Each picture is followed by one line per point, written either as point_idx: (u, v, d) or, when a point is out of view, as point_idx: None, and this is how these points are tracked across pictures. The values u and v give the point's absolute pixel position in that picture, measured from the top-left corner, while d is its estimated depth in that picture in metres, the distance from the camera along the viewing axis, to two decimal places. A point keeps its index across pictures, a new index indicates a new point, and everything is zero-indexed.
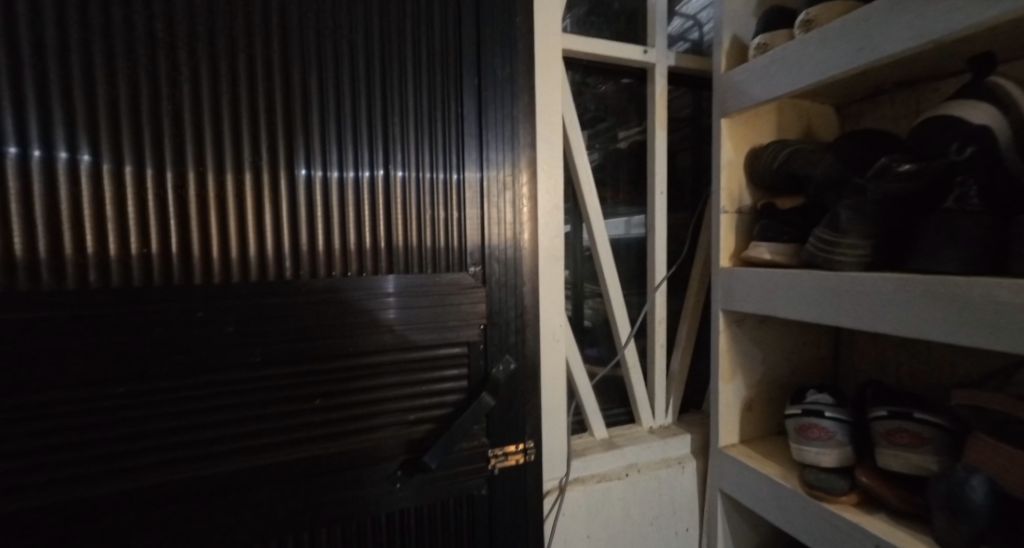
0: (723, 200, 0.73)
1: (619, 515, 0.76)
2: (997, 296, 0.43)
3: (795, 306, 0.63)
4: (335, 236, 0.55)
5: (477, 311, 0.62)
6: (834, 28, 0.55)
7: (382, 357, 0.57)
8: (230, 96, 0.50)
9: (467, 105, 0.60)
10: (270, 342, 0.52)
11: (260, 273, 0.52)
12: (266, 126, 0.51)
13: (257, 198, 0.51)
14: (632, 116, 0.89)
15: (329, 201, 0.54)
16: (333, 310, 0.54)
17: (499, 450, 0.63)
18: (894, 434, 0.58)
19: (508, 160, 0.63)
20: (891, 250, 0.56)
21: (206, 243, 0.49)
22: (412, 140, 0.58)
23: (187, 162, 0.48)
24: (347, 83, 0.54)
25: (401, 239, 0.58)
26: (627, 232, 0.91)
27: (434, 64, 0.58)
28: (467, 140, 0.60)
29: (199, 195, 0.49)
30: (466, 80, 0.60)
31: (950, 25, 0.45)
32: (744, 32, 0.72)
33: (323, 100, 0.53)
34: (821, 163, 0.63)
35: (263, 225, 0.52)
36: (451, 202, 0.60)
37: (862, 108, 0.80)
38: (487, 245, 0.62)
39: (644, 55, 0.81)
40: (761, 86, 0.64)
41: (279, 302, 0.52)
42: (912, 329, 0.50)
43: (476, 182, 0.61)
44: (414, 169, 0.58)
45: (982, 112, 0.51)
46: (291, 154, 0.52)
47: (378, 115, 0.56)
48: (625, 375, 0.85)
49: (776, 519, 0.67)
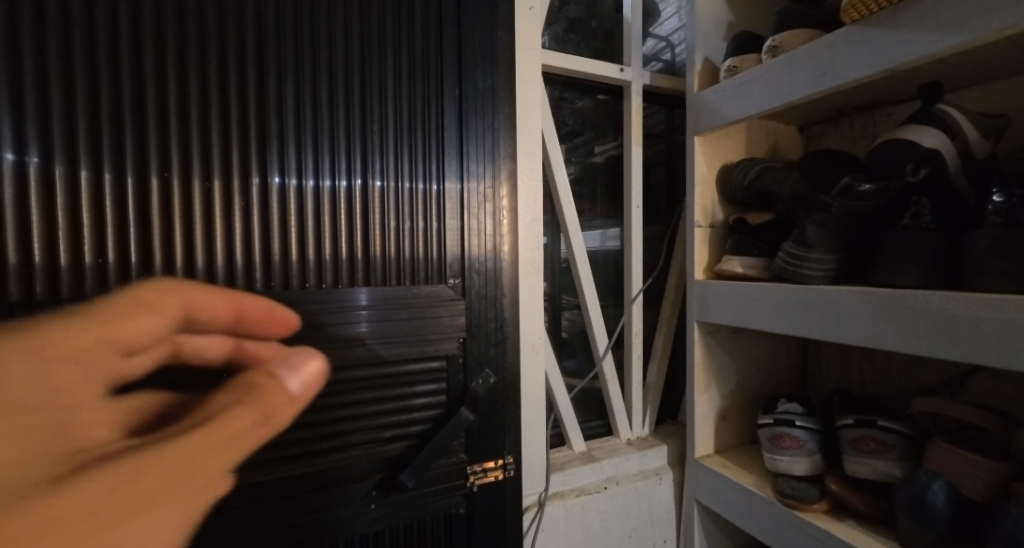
0: (697, 215, 0.75)
1: (597, 529, 0.75)
2: (953, 308, 0.46)
3: (766, 318, 0.65)
4: (309, 244, 0.53)
5: (456, 324, 0.61)
6: (800, 53, 0.58)
7: (357, 371, 0.55)
8: (198, 101, 0.48)
9: (447, 116, 0.60)
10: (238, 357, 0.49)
11: (229, 284, 0.49)
12: (237, 132, 0.50)
13: (226, 206, 0.49)
14: (609, 131, 0.91)
15: (303, 202, 0.53)
16: (306, 323, 0.52)
17: (477, 466, 0.62)
18: (861, 441, 0.60)
19: (488, 171, 0.63)
20: (855, 262, 0.59)
21: (169, 253, 0.47)
22: (392, 151, 0.57)
23: (151, 167, 0.46)
24: (325, 90, 0.53)
25: (379, 250, 0.57)
26: (602, 244, 0.92)
27: (415, 75, 0.58)
28: (447, 151, 0.60)
29: (163, 203, 0.47)
30: (446, 91, 0.60)
31: (905, 54, 0.48)
32: (715, 54, 0.75)
33: (300, 108, 0.52)
34: (788, 180, 0.66)
35: (233, 234, 0.50)
36: (431, 213, 0.60)
37: (825, 129, 0.84)
38: (467, 257, 0.62)
39: (620, 73, 0.83)
40: (732, 106, 0.67)
41: (249, 315, 0.50)
42: (876, 340, 0.52)
43: (456, 192, 0.61)
44: (394, 180, 0.57)
45: (931, 136, 0.53)
46: (264, 157, 0.51)
47: (358, 125, 0.55)
48: (603, 386, 0.85)
49: (750, 528, 0.68)
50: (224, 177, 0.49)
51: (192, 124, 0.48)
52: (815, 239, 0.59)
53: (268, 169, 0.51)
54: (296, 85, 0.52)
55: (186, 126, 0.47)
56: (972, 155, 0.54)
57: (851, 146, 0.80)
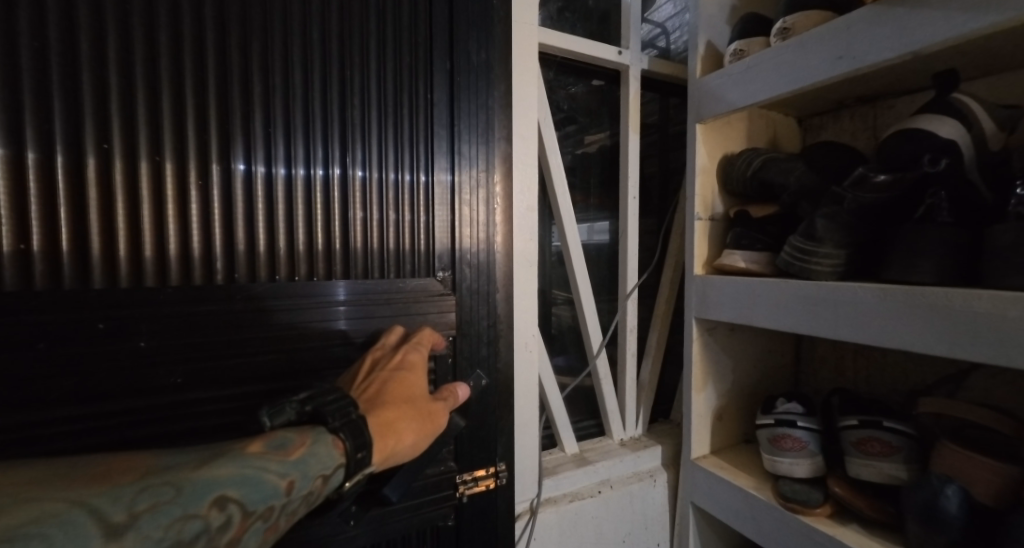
0: (697, 207, 0.72)
1: (591, 536, 0.72)
2: (977, 306, 0.44)
3: (770, 315, 0.62)
4: (283, 235, 0.48)
5: (445, 321, 0.56)
6: (813, 35, 0.55)
7: (335, 374, 0.50)
8: (144, 67, 0.42)
9: (438, 92, 0.55)
10: (196, 359, 0.44)
11: (183, 276, 0.44)
12: (194, 103, 0.44)
13: (179, 188, 0.44)
14: (603, 119, 0.87)
15: (275, 195, 0.48)
16: (277, 321, 0.47)
17: (467, 475, 0.58)
18: (865, 443, 0.58)
19: (481, 155, 0.58)
20: (862, 258, 0.57)
21: (110, 240, 0.41)
22: (377, 131, 0.52)
23: (87, 141, 0.40)
24: (298, 60, 0.48)
25: (360, 240, 0.52)
26: (589, 236, 0.88)
27: (401, 48, 0.53)
28: (437, 131, 0.55)
29: (100, 184, 0.41)
30: (436, 66, 0.55)
31: (927, 37, 0.45)
32: (718, 37, 0.72)
33: (269, 78, 0.47)
34: (794, 171, 0.63)
35: (188, 220, 0.44)
36: (418, 199, 0.55)
37: (824, 121, 0.82)
38: (458, 248, 0.57)
39: (618, 56, 0.79)
40: (738, 92, 0.64)
41: (208, 312, 0.44)
42: (890, 339, 0.50)
43: (446, 176, 0.56)
44: (378, 163, 0.52)
45: (948, 126, 0.51)
46: (227, 138, 0.45)
47: (337, 99, 0.50)
48: (596, 385, 0.82)
49: (749, 532, 0.66)
50: (179, 155, 0.43)
51: (138, 92, 0.42)
52: (824, 233, 0.56)
53: (234, 154, 0.46)
54: (264, 58, 0.47)
55: (132, 94, 0.41)
56: (986, 148, 0.52)
57: (851, 138, 0.78)
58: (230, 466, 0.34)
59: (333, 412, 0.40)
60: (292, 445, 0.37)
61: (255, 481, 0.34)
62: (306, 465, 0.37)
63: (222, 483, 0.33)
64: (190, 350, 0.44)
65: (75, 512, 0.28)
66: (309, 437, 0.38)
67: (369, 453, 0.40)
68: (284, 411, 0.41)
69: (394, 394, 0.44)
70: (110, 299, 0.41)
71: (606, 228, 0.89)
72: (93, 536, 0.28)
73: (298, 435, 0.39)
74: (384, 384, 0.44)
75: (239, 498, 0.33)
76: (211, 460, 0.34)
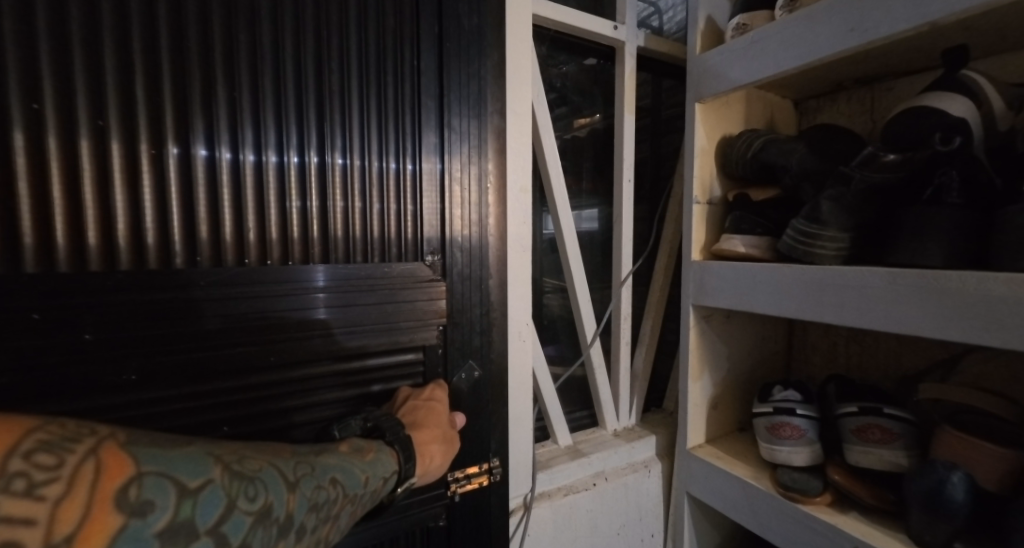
0: (696, 190, 0.69)
1: (586, 529, 0.70)
2: (991, 289, 0.42)
3: (770, 301, 0.60)
4: (254, 214, 0.44)
5: (434, 309, 0.52)
6: (822, 7, 0.52)
7: (315, 368, 0.46)
8: (82, 18, 0.36)
9: (426, 60, 0.51)
10: (152, 352, 0.39)
11: (136, 260, 0.39)
12: (144, 63, 0.39)
13: (127, 159, 0.38)
14: (597, 99, 0.84)
15: (244, 169, 0.43)
16: (247, 310, 0.43)
17: (459, 473, 0.55)
18: (865, 430, 0.57)
19: (473, 129, 0.54)
20: (868, 243, 0.55)
21: (47, 217, 0.36)
22: (359, 101, 0.48)
23: (12, 101, 0.35)
24: (269, 19, 0.43)
25: (342, 222, 0.47)
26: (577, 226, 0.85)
27: (385, 9, 0.49)
28: (425, 101, 0.51)
29: (32, 154, 0.36)
30: (425, 31, 0.50)
31: (944, 6, 0.43)
32: (718, 12, 0.69)
33: (234, 39, 0.42)
34: (796, 152, 0.61)
35: (140, 195, 0.39)
36: (406, 177, 0.51)
37: (821, 104, 0.80)
38: (448, 231, 0.53)
39: (614, 31, 0.75)
40: (741, 69, 0.61)
41: (173, 297, 0.40)
42: (896, 324, 0.49)
43: (435, 152, 0.52)
44: (363, 137, 0.48)
45: (956, 103, 0.49)
46: (184, 104, 0.40)
47: (314, 60, 0.45)
48: (589, 376, 0.80)
49: (746, 522, 0.65)
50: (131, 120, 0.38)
51: (75, 46, 0.36)
52: (829, 215, 0.55)
53: (193, 122, 0.40)
54: (228, 15, 0.41)
55: (70, 48, 0.36)
56: (994, 127, 0.51)
57: (848, 121, 0.77)
58: (332, 457, 0.38)
59: (390, 427, 0.44)
60: (367, 448, 0.42)
61: (351, 471, 0.38)
62: (378, 467, 0.41)
63: (332, 469, 0.37)
64: (150, 341, 0.39)
65: (268, 468, 0.32)
66: (377, 444, 0.43)
67: (413, 469, 0.44)
68: (351, 424, 0.45)
69: (428, 419, 0.47)
70: (48, 285, 0.36)
71: (594, 216, 0.86)
72: (282, 487, 0.32)
73: (366, 442, 0.42)
74: (425, 405, 0.49)
75: (343, 483, 0.37)
76: (318, 450, 0.38)
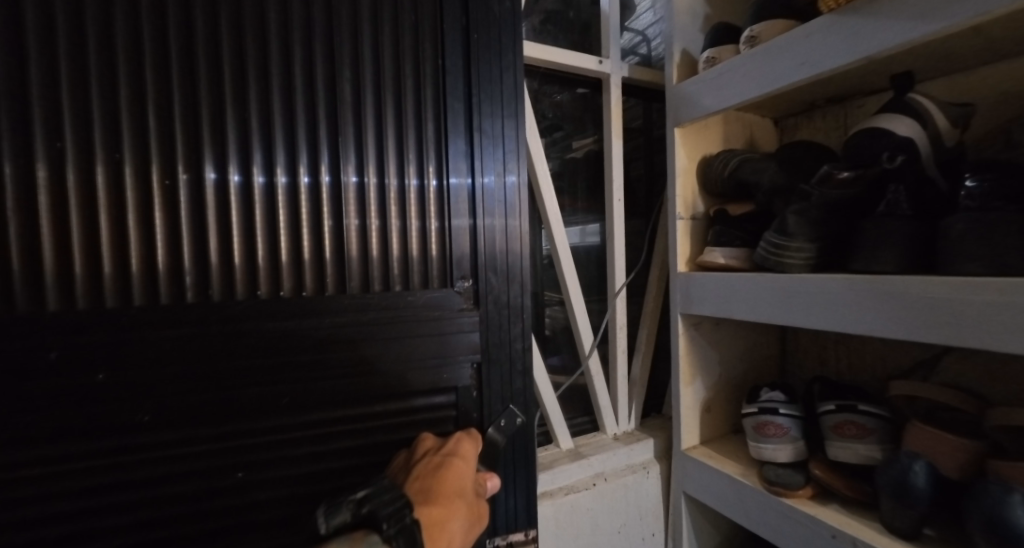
0: (678, 207, 0.75)
1: (588, 526, 0.75)
2: (930, 292, 0.47)
3: (747, 308, 0.65)
4: (282, 244, 0.52)
5: (430, 334, 0.58)
6: (777, 43, 0.58)
7: (318, 404, 0.53)
8: (154, 91, 0.47)
9: (453, 104, 0.59)
10: (173, 393, 0.48)
11: (191, 285, 0.49)
12: (201, 123, 0.49)
13: (185, 197, 0.48)
14: (588, 125, 0.91)
15: (277, 196, 0.52)
16: (250, 351, 0.50)
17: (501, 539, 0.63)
18: (842, 426, 0.61)
19: (500, 160, 0.62)
20: (833, 252, 0.60)
21: (123, 247, 0.46)
22: (369, 145, 0.56)
23: (100, 158, 0.46)
24: (309, 78, 0.53)
25: (381, 247, 0.57)
26: (582, 240, 0.92)
27: (415, 65, 0.58)
28: (452, 137, 0.60)
29: (113, 199, 0.46)
30: (449, 79, 0.59)
31: (879, 43, 0.49)
32: (692, 45, 0.75)
33: (277, 101, 0.52)
34: (768, 171, 0.67)
35: (194, 226, 0.49)
36: (435, 204, 0.59)
37: (799, 121, 0.85)
38: (478, 251, 0.61)
39: (599, 65, 0.83)
40: (712, 97, 0.67)
41: (219, 346, 0.49)
42: (857, 325, 0.53)
43: (468, 184, 0.60)
44: (375, 175, 0.56)
45: (903, 124, 0.54)
46: (221, 146, 0.49)
47: (333, 115, 0.54)
48: (589, 383, 0.85)
49: (738, 517, 0.69)
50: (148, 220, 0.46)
51: (148, 118, 0.47)
52: (795, 228, 0.60)
53: (237, 165, 0.50)
54: (265, 80, 0.51)
55: (139, 121, 0.47)
56: (942, 143, 0.56)
57: (824, 137, 0.82)
58: None
59: (392, 519, 0.44)
60: None
61: None
62: None
63: None
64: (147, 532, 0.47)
65: None
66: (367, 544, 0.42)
67: None
68: (341, 509, 0.46)
69: (445, 488, 0.49)
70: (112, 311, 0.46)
71: (597, 231, 0.92)
72: None
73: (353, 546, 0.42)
74: (447, 475, 0.50)
75: None
76: None
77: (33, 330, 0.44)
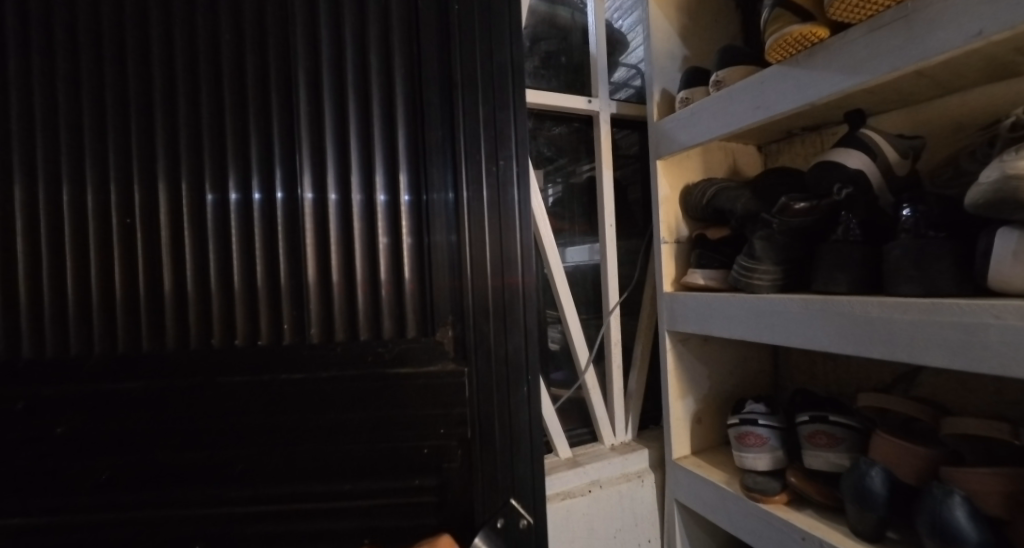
0: (662, 232, 0.81)
1: (583, 530, 0.80)
2: (872, 312, 0.52)
3: (723, 326, 0.71)
4: (302, 275, 0.62)
5: (391, 405, 0.63)
6: (738, 88, 0.64)
7: (274, 482, 0.61)
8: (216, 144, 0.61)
9: (446, 136, 0.66)
10: (171, 455, 0.59)
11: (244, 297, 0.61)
12: (249, 168, 0.62)
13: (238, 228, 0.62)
14: (583, 156, 0.99)
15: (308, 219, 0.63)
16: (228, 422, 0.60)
17: None
18: (815, 435, 0.66)
19: (490, 182, 0.68)
20: (798, 273, 0.65)
21: (193, 268, 0.60)
22: (375, 184, 0.65)
23: (180, 194, 0.60)
24: (328, 124, 0.64)
25: (385, 264, 0.65)
26: (592, 257, 0.99)
27: (413, 104, 0.66)
28: (447, 164, 0.66)
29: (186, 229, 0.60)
30: (443, 112, 0.66)
31: (820, 90, 0.54)
32: (672, 85, 0.83)
33: (305, 146, 0.63)
34: (741, 199, 0.72)
35: (242, 252, 0.61)
36: (433, 225, 0.66)
37: (781, 147, 0.90)
38: (471, 267, 0.67)
39: (588, 104, 0.92)
40: (686, 134, 0.74)
41: (247, 371, 0.60)
42: (814, 342, 0.58)
43: (458, 202, 0.67)
44: (379, 209, 0.65)
45: (854, 158, 0.60)
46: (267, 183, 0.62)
47: (345, 156, 0.64)
48: (586, 396, 0.91)
49: (723, 523, 0.73)
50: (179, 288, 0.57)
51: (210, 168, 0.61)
52: (762, 252, 0.65)
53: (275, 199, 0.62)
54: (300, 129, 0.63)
55: (207, 171, 0.61)
56: (894, 174, 0.61)
57: (803, 163, 0.86)
58: None
59: None
60: None
61: None
62: None
63: None
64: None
65: None
66: None
67: None
68: None
69: None
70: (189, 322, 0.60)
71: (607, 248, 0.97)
72: None
73: None
74: None
75: None
76: None
77: (138, 332, 0.59)
